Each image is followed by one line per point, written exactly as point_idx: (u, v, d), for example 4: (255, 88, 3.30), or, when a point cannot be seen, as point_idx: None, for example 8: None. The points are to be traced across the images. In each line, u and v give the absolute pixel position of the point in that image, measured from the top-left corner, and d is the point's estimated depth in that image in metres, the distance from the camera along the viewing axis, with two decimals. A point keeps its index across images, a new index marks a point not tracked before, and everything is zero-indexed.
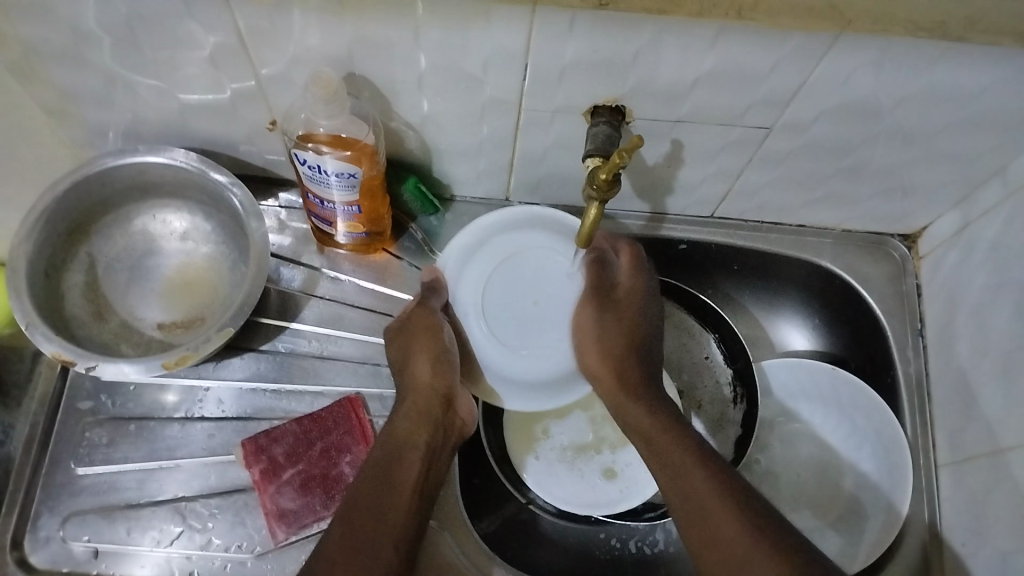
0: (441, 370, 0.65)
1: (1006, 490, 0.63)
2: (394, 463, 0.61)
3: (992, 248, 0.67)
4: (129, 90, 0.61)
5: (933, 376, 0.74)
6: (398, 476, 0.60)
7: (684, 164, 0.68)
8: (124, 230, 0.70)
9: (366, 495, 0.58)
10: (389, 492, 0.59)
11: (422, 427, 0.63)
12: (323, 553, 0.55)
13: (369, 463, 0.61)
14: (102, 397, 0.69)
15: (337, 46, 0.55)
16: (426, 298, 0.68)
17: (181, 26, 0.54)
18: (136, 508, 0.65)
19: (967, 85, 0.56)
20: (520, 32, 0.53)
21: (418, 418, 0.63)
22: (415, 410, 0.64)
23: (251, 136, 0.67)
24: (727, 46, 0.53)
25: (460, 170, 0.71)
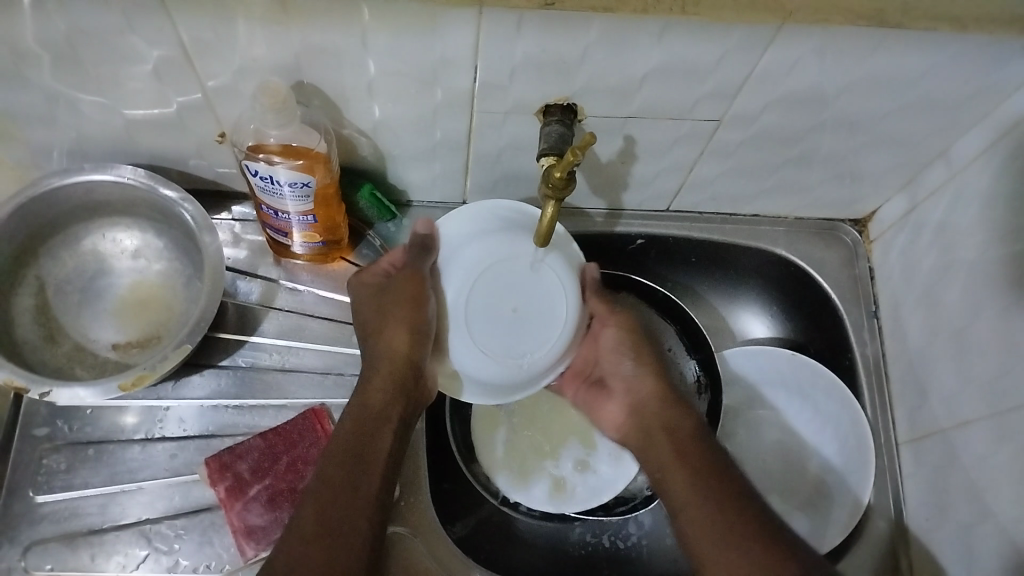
0: (417, 342, 0.62)
1: (965, 464, 0.64)
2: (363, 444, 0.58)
3: (940, 229, 0.69)
4: (71, 108, 0.60)
5: (890, 357, 0.76)
6: (366, 459, 0.57)
7: (637, 159, 0.69)
8: (72, 250, 0.68)
9: (338, 481, 0.55)
10: (359, 476, 0.56)
11: (394, 399, 0.61)
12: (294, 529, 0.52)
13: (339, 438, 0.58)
14: (59, 422, 0.67)
15: (283, 54, 0.54)
16: (416, 260, 0.64)
17: (122, 40, 0.53)
18: (99, 534, 0.64)
19: (907, 71, 0.57)
20: (468, 34, 0.53)
21: (386, 390, 0.61)
22: (386, 378, 0.61)
23: (200, 149, 0.66)
24: (673, 41, 0.54)
25: (415, 174, 0.71)
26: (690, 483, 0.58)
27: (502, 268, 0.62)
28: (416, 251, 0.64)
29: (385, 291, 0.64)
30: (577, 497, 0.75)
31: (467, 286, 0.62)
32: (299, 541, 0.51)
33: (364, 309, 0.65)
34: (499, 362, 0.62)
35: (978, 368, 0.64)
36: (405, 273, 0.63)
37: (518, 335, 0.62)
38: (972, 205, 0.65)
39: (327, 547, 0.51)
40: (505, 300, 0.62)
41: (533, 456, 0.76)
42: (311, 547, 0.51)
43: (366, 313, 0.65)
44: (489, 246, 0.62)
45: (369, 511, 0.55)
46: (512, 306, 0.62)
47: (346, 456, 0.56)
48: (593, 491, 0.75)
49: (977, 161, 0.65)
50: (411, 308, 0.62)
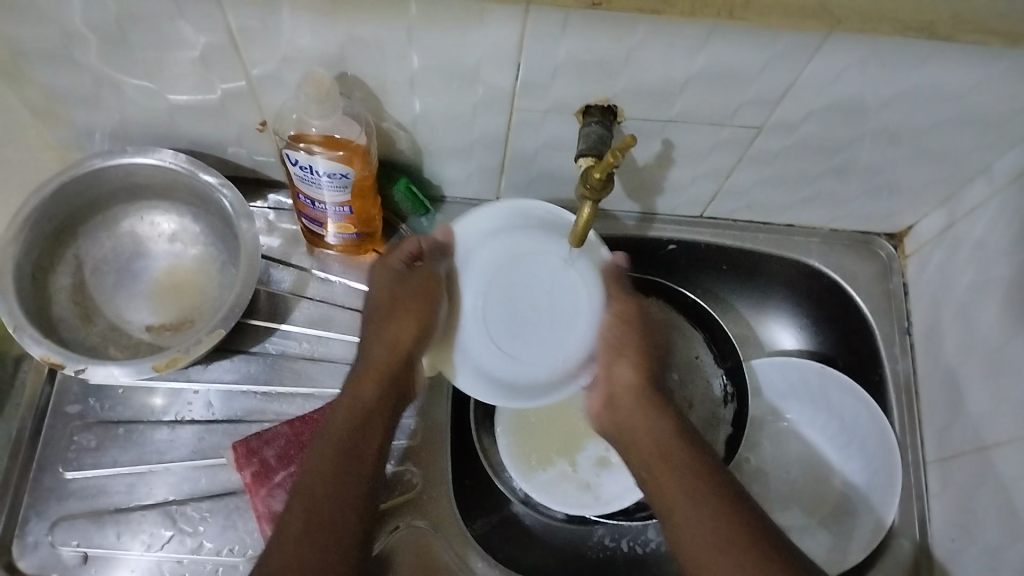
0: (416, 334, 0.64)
1: (995, 485, 0.63)
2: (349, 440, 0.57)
3: (978, 246, 0.68)
4: (118, 91, 0.61)
5: (921, 374, 0.75)
6: (352, 453, 0.57)
7: (674, 164, 0.68)
8: (110, 231, 0.69)
9: (325, 479, 0.54)
10: (347, 471, 0.55)
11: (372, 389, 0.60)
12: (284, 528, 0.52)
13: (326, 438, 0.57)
14: (91, 400, 0.68)
15: (329, 45, 0.55)
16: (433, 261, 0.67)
17: (172, 25, 0.54)
18: (125, 512, 0.65)
19: (955, 84, 0.57)
20: (512, 31, 0.53)
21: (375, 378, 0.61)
22: (375, 368, 0.62)
23: (241, 137, 0.67)
24: (717, 46, 0.54)
25: (450, 170, 0.71)
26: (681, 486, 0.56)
27: (525, 268, 0.67)
28: (432, 253, 0.67)
29: (404, 284, 0.65)
30: (597, 498, 0.74)
31: (486, 281, 0.67)
32: (291, 541, 0.52)
33: (375, 295, 0.66)
34: (525, 355, 0.66)
35: (1013, 389, 0.63)
36: (422, 272, 0.66)
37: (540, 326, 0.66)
38: (1013, 224, 0.64)
39: (314, 547, 0.52)
40: (526, 303, 0.66)
41: (557, 453, 0.76)
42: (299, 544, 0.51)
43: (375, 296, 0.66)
44: (497, 250, 0.68)
45: (353, 510, 0.54)
46: (534, 307, 0.67)
47: (335, 455, 0.56)
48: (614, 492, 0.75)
49: (1020, 179, 0.64)
50: (424, 303, 0.65)
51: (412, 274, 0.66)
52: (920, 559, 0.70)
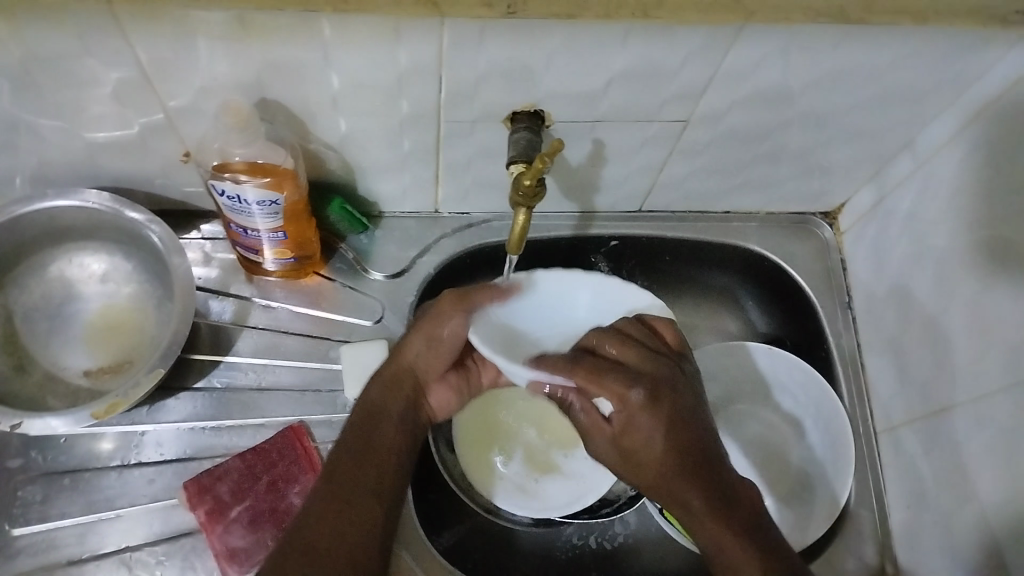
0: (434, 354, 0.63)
1: (943, 451, 0.65)
2: (369, 454, 0.56)
3: (908, 219, 0.70)
4: (32, 134, 0.59)
5: (865, 347, 0.76)
6: (371, 470, 0.55)
7: (607, 162, 0.69)
8: (38, 277, 0.67)
9: (345, 495, 0.53)
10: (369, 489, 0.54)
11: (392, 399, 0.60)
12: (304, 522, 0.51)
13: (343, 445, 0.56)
14: (32, 452, 0.66)
15: (246, 71, 0.54)
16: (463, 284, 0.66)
17: (80, 63, 0.52)
18: (79, 565, 0.63)
19: (871, 65, 0.58)
20: (431, 45, 0.53)
21: (391, 391, 0.60)
22: (390, 377, 0.61)
23: (166, 169, 0.65)
24: (637, 45, 0.54)
25: (385, 186, 0.70)
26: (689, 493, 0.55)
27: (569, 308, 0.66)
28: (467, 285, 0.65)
29: (430, 302, 0.64)
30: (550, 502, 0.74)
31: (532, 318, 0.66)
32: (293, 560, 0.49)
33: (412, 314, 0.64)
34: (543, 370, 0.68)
35: (952, 356, 0.64)
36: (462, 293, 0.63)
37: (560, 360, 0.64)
38: (939, 195, 0.66)
39: (323, 554, 0.50)
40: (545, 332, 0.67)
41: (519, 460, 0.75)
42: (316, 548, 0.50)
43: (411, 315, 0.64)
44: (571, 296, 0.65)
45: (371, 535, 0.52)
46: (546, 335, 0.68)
47: (353, 473, 0.54)
48: (568, 494, 0.74)
49: (942, 151, 0.65)
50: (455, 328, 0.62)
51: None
52: (879, 529, 0.71)
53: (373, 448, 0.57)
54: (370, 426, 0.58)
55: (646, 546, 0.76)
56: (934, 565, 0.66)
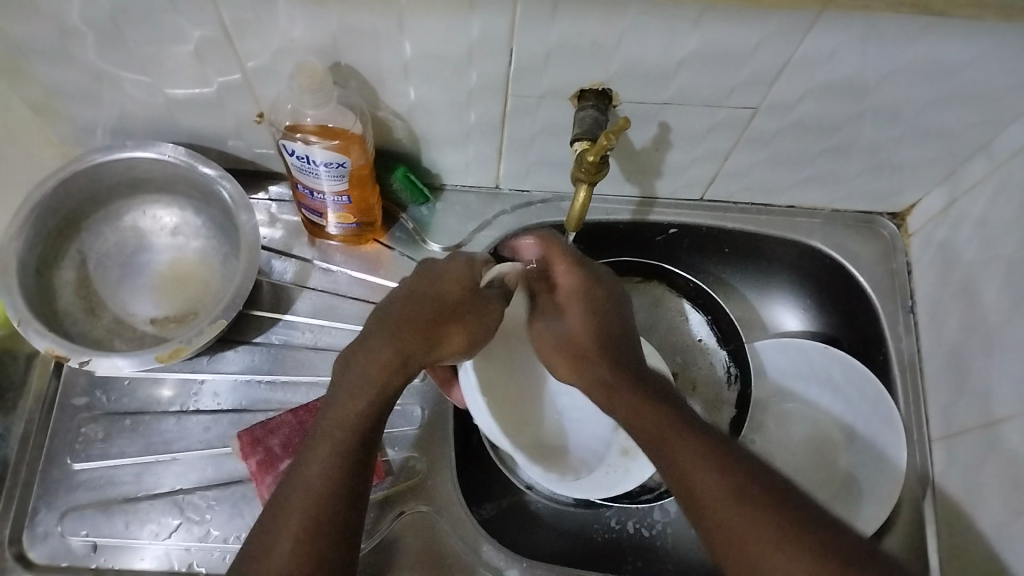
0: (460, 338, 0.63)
1: (997, 464, 0.63)
2: (348, 447, 0.54)
3: (979, 224, 0.68)
4: (116, 86, 0.61)
5: (924, 354, 0.74)
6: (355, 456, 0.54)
7: (671, 147, 0.68)
8: (113, 226, 0.70)
9: (332, 481, 0.52)
10: (345, 480, 0.52)
11: (395, 382, 0.58)
12: (283, 531, 0.49)
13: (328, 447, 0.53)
14: (98, 392, 0.69)
15: (321, 35, 0.55)
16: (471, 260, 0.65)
17: (166, 19, 0.54)
18: (134, 502, 0.66)
19: (951, 60, 0.56)
20: (503, 16, 0.53)
21: (391, 370, 0.58)
22: (384, 361, 0.58)
23: (239, 129, 0.67)
24: (709, 26, 0.53)
25: (448, 158, 0.71)
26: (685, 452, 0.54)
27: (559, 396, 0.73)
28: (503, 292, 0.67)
29: (471, 297, 0.64)
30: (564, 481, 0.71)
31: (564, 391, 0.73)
32: (287, 538, 0.49)
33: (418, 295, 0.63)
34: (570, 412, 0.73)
35: (1015, 366, 0.62)
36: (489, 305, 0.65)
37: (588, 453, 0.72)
38: (1014, 199, 0.63)
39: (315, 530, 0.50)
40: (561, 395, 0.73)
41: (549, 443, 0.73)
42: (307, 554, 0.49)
43: (429, 290, 0.63)
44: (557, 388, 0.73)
45: (346, 516, 0.51)
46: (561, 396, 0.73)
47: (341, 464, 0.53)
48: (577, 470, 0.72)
49: (1021, 154, 0.63)
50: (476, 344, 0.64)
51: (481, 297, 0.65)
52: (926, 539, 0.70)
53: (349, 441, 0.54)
54: (359, 421, 0.55)
55: (683, 542, 0.76)
56: None
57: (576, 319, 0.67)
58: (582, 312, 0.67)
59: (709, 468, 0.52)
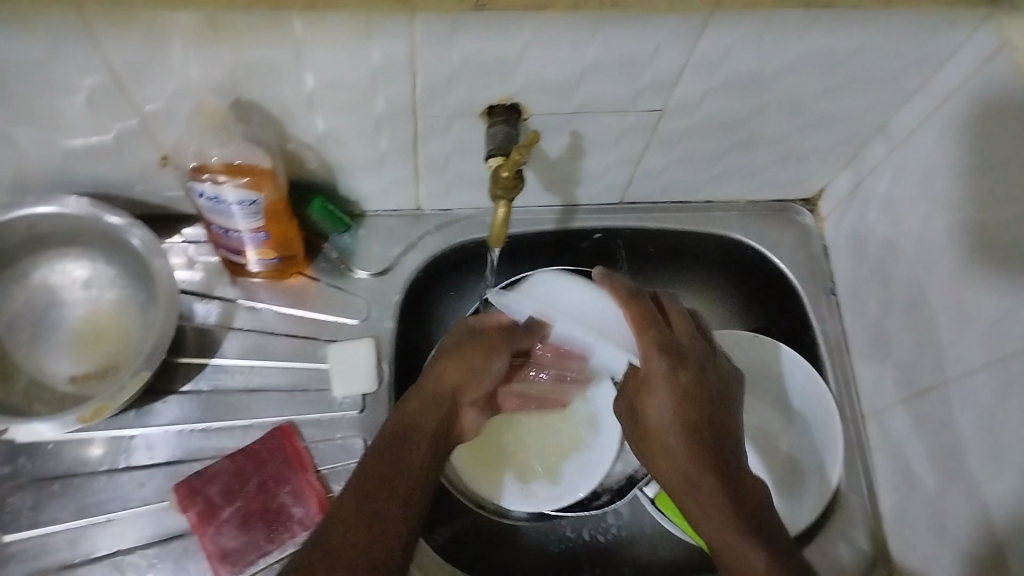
0: (466, 373, 0.64)
1: (926, 432, 0.66)
2: (401, 460, 0.58)
3: (885, 203, 0.70)
4: (11, 141, 0.59)
5: (849, 333, 0.77)
6: (400, 480, 0.57)
7: (585, 154, 0.69)
8: (23, 286, 0.67)
9: (371, 474, 0.56)
10: (397, 503, 0.56)
11: (427, 415, 0.61)
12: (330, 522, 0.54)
13: (374, 450, 0.58)
14: (21, 460, 0.66)
15: (219, 73, 0.54)
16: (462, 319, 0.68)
17: (55, 70, 0.53)
18: (71, 570, 0.63)
19: (841, 49, 0.58)
20: (402, 41, 0.53)
21: (422, 407, 0.61)
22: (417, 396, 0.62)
23: (145, 174, 0.65)
24: (607, 35, 0.54)
25: (365, 184, 0.71)
26: (715, 484, 0.59)
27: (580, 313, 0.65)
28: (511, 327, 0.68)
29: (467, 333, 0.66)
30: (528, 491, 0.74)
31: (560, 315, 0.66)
32: (340, 530, 0.53)
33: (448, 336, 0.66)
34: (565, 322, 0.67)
35: (933, 337, 0.65)
36: (491, 331, 0.67)
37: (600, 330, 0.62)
38: (915, 177, 0.66)
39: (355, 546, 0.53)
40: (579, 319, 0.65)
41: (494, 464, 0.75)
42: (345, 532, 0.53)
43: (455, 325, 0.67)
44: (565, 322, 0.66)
45: (392, 516, 0.55)
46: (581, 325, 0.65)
47: (391, 491, 0.56)
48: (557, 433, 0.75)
49: (917, 133, 0.66)
50: (485, 355, 0.65)
51: (479, 330, 0.66)
52: (869, 512, 0.72)
53: (404, 457, 0.58)
54: (400, 443, 0.59)
55: (639, 540, 0.76)
56: (923, 545, 0.66)
57: (661, 397, 0.60)
58: (648, 356, 0.60)
59: (721, 512, 0.58)
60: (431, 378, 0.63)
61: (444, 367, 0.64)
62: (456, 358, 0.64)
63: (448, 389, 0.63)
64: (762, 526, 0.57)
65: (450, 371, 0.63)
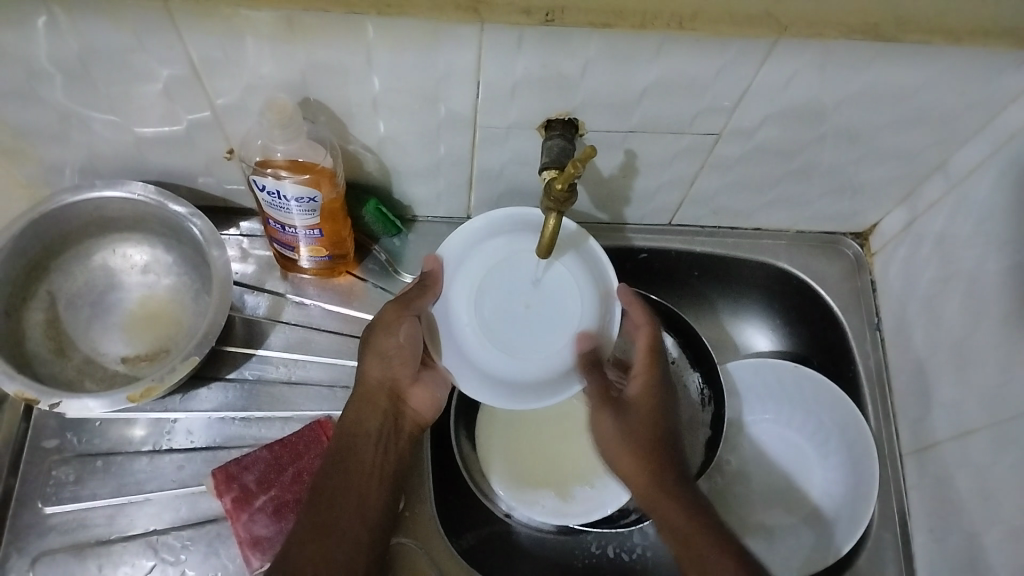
0: (393, 364, 0.66)
1: (965, 475, 0.65)
2: (351, 473, 0.62)
3: (938, 241, 0.70)
4: (85, 125, 0.61)
5: (892, 370, 0.76)
6: (352, 485, 0.61)
7: (638, 173, 0.70)
8: (83, 266, 0.69)
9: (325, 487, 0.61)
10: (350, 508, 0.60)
11: (369, 418, 0.64)
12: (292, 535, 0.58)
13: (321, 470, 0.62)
14: (68, 434, 0.68)
15: (290, 71, 0.56)
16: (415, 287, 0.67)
17: (135, 59, 0.55)
18: (107, 544, 0.64)
19: (903, 84, 0.58)
20: (470, 50, 0.54)
21: (365, 411, 0.65)
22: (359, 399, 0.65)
23: (209, 166, 0.67)
24: (671, 56, 0.55)
25: (419, 190, 0.72)
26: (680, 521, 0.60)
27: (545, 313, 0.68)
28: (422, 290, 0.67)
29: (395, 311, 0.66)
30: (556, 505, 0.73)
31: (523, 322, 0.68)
32: (296, 542, 0.57)
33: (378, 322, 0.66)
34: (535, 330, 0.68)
35: (979, 379, 0.64)
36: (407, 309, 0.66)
37: (535, 340, 0.68)
38: (971, 217, 0.66)
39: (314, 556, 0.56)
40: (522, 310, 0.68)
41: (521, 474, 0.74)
42: (307, 543, 0.57)
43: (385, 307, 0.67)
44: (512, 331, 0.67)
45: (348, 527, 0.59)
46: (525, 305, 0.68)
47: (334, 503, 0.60)
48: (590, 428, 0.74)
49: (975, 172, 0.65)
50: (400, 325, 0.65)
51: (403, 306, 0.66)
52: (901, 553, 0.71)
53: (354, 468, 0.62)
54: (343, 451, 0.62)
55: (664, 562, 0.76)
56: None
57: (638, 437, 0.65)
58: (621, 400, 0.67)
59: (698, 536, 0.59)
60: (366, 377, 0.65)
61: (374, 363, 0.65)
62: (389, 342, 0.65)
63: (378, 385, 0.65)
64: (723, 526, 0.60)
65: (383, 367, 0.66)
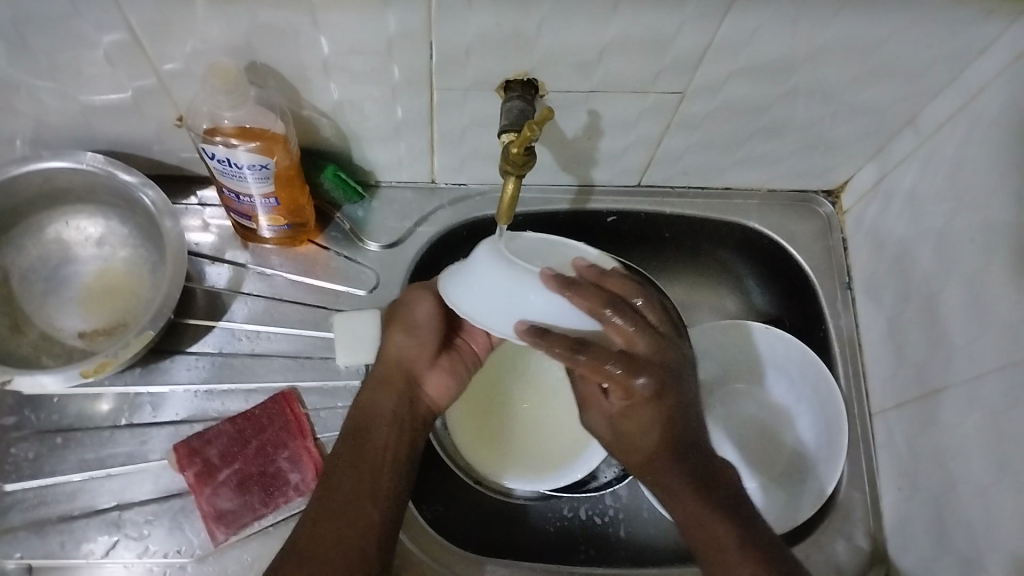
0: (417, 337, 0.65)
1: (933, 434, 0.65)
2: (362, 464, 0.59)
3: (908, 198, 0.69)
4: (27, 94, 0.59)
5: (864, 330, 0.75)
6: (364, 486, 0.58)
7: (603, 134, 0.68)
8: (36, 239, 0.68)
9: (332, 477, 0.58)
10: (367, 478, 0.58)
11: (386, 396, 0.62)
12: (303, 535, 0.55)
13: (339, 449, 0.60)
14: (26, 411, 0.67)
15: (235, 35, 0.54)
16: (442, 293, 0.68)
17: (71, 26, 0.53)
18: (69, 521, 0.64)
19: (869, 37, 0.57)
20: (419, 10, 0.52)
21: (374, 394, 0.63)
22: (377, 382, 0.63)
23: (160, 134, 0.65)
24: (628, 13, 0.53)
25: (380, 155, 0.70)
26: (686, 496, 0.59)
27: None
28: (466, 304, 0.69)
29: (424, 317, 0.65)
30: (539, 476, 0.73)
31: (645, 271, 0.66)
32: (330, 539, 0.54)
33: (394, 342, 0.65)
34: None
35: (948, 337, 0.63)
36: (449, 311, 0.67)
37: None
38: (941, 172, 0.64)
39: (330, 542, 0.54)
40: None
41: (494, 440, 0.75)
42: (312, 543, 0.54)
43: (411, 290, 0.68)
44: None
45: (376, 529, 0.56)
46: None
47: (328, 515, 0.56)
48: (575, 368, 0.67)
49: (945, 128, 0.64)
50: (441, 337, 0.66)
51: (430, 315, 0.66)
52: (871, 511, 0.71)
53: (364, 459, 0.59)
54: (357, 434, 0.60)
55: (637, 526, 0.75)
56: (922, 548, 0.65)
57: (635, 436, 0.62)
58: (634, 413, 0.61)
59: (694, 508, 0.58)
60: (372, 389, 0.63)
61: (397, 343, 0.65)
62: (411, 345, 0.65)
63: (416, 344, 0.65)
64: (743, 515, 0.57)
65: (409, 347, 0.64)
